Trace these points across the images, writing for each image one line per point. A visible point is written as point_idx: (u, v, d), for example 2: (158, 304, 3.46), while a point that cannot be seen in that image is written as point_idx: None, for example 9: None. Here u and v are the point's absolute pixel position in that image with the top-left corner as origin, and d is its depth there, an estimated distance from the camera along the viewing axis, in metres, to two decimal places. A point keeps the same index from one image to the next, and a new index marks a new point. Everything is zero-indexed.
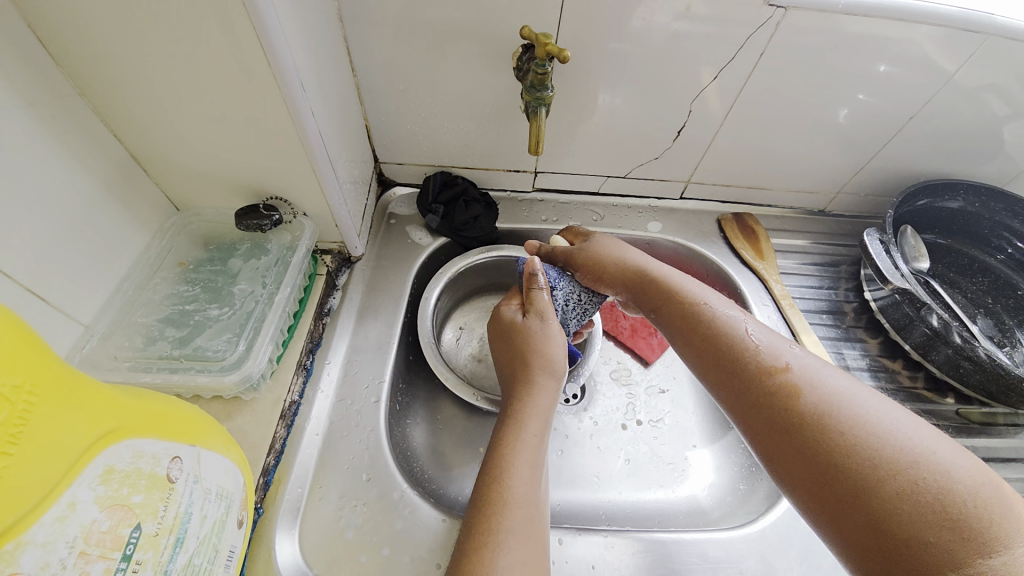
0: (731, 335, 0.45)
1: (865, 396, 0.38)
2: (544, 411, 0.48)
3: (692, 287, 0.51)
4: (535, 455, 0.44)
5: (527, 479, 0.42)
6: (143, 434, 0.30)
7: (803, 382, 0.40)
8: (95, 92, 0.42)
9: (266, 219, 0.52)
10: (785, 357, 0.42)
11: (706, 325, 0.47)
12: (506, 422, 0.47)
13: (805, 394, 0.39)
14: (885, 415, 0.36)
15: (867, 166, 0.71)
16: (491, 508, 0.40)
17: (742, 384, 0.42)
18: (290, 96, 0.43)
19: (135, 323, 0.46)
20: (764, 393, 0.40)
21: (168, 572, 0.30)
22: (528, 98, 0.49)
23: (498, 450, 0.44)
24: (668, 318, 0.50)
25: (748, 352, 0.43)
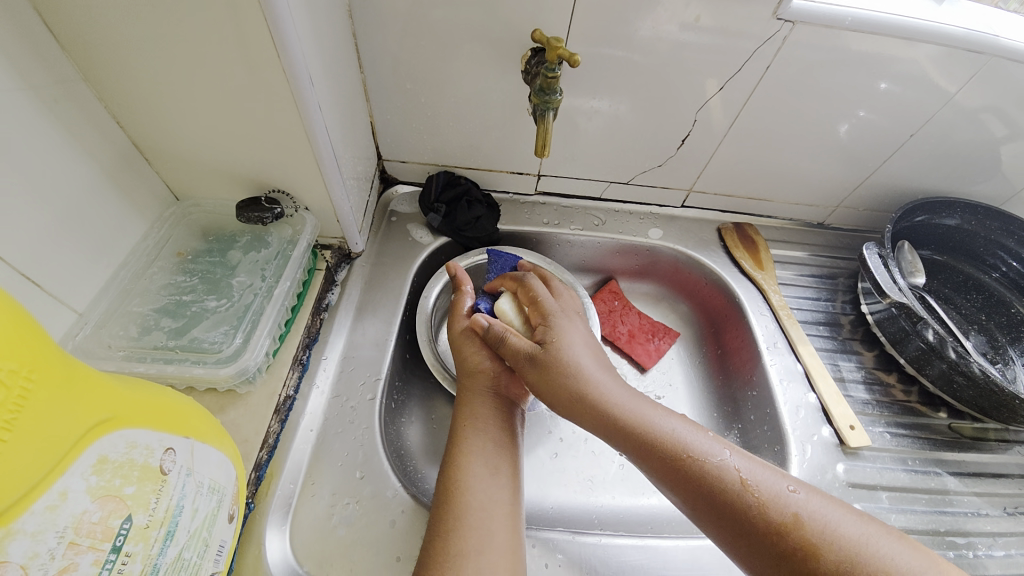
0: (727, 486, 0.40)
1: (875, 533, 0.37)
2: (479, 453, 0.46)
3: (658, 421, 0.45)
4: (485, 472, 0.45)
5: (488, 488, 0.44)
6: (137, 424, 0.29)
7: (795, 510, 0.38)
8: (99, 78, 0.42)
9: (268, 212, 0.52)
10: (797, 507, 0.38)
11: (703, 486, 0.41)
12: (454, 439, 0.48)
13: (834, 554, 0.35)
14: (903, 555, 0.35)
15: (867, 182, 0.72)
16: (449, 528, 0.41)
17: (762, 551, 0.38)
18: (297, 89, 0.43)
19: (131, 312, 0.46)
20: (753, 527, 0.38)
21: (157, 565, 0.30)
22: (536, 101, 0.49)
23: (451, 478, 0.45)
24: (653, 471, 0.43)
25: (754, 508, 0.39)
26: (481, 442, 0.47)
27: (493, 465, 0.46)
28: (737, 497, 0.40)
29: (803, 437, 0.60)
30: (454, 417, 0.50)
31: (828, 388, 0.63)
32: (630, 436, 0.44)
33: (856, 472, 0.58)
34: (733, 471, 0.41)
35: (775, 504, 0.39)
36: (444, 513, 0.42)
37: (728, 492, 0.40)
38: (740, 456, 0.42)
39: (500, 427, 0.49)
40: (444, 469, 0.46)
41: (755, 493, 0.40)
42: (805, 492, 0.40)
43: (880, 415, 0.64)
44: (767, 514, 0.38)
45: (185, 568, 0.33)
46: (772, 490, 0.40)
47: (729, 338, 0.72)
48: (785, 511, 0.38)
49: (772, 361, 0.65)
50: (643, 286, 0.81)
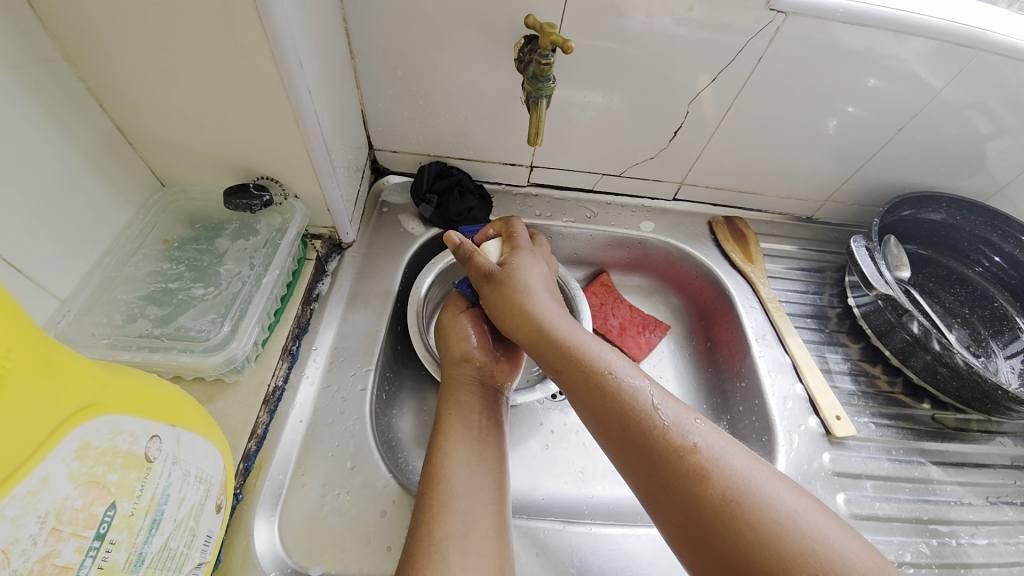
0: (637, 410, 0.40)
1: (765, 474, 0.37)
2: (462, 441, 0.46)
3: (593, 349, 0.45)
4: (473, 461, 0.45)
5: (473, 474, 0.44)
6: (121, 411, 0.29)
7: (692, 440, 0.38)
8: (81, 58, 0.41)
9: (256, 199, 0.51)
10: (693, 437, 0.38)
11: (613, 411, 0.41)
12: (438, 428, 0.48)
13: (712, 483, 0.36)
14: (787, 499, 0.35)
15: (855, 176, 0.73)
16: (427, 517, 0.41)
17: (651, 472, 0.38)
18: (287, 73, 0.42)
19: (116, 300, 0.45)
20: (647, 444, 0.39)
21: (143, 554, 0.29)
22: (530, 89, 0.49)
23: (434, 465, 0.45)
24: (575, 390, 0.44)
25: (657, 432, 0.39)
26: (465, 428, 0.47)
27: (477, 450, 0.46)
28: (640, 424, 0.40)
29: (791, 427, 0.60)
30: (440, 404, 0.50)
31: (815, 379, 0.63)
32: (559, 354, 0.46)
33: (842, 462, 0.59)
34: (643, 400, 0.41)
35: (675, 431, 0.39)
36: (429, 501, 0.42)
37: (633, 416, 0.40)
38: (659, 391, 0.42)
39: (483, 413, 0.49)
40: (430, 454, 0.46)
41: (660, 417, 0.40)
42: (709, 429, 0.39)
43: (866, 406, 0.65)
44: (661, 442, 0.39)
45: (172, 557, 0.32)
46: (677, 421, 0.40)
47: (718, 330, 0.73)
48: (679, 439, 0.38)
49: (761, 352, 0.66)
50: (634, 279, 0.81)
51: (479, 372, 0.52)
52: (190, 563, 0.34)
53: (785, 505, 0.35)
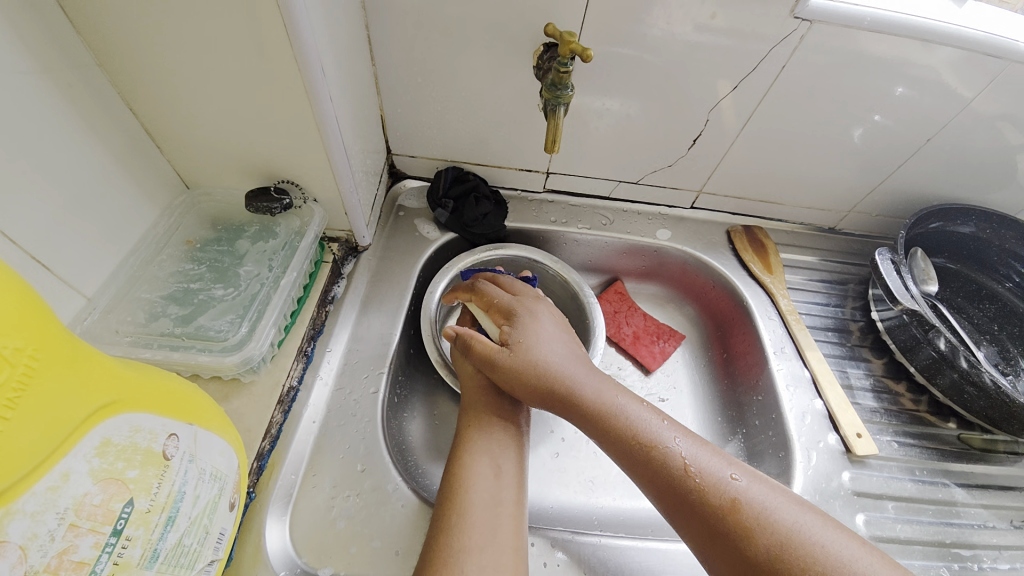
0: (676, 466, 0.41)
1: (808, 515, 0.38)
2: (484, 452, 0.46)
3: (619, 404, 0.46)
4: (492, 475, 0.45)
5: (490, 486, 0.44)
6: (140, 408, 0.29)
7: (742, 500, 0.39)
8: (112, 63, 0.42)
9: (276, 202, 0.52)
10: (737, 491, 0.39)
11: (654, 468, 0.42)
12: (460, 439, 0.48)
13: (767, 538, 0.36)
14: (843, 545, 0.36)
15: (880, 187, 0.71)
16: (446, 531, 0.41)
17: (706, 534, 0.39)
18: (310, 80, 0.42)
19: (139, 298, 0.46)
20: (704, 514, 0.39)
21: (157, 550, 0.30)
22: (548, 96, 0.49)
23: (453, 478, 0.45)
24: (613, 450, 0.44)
25: (703, 494, 0.39)
26: (486, 441, 0.47)
27: (497, 466, 0.46)
28: (686, 483, 0.40)
29: (809, 443, 0.59)
30: (460, 424, 0.50)
31: (835, 395, 0.62)
32: (596, 424, 0.45)
33: (862, 481, 0.57)
34: (680, 458, 0.42)
35: (718, 487, 0.39)
36: (446, 513, 0.42)
37: (676, 480, 0.41)
38: (690, 442, 0.43)
39: (503, 427, 0.49)
40: (449, 466, 0.46)
41: (700, 478, 0.40)
42: (747, 478, 0.40)
43: (888, 423, 0.63)
44: (709, 501, 0.39)
45: (185, 554, 0.33)
46: (716, 472, 0.40)
47: (735, 341, 0.72)
48: (725, 496, 0.39)
49: (779, 365, 0.65)
50: (649, 287, 0.80)
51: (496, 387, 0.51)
52: (202, 560, 0.35)
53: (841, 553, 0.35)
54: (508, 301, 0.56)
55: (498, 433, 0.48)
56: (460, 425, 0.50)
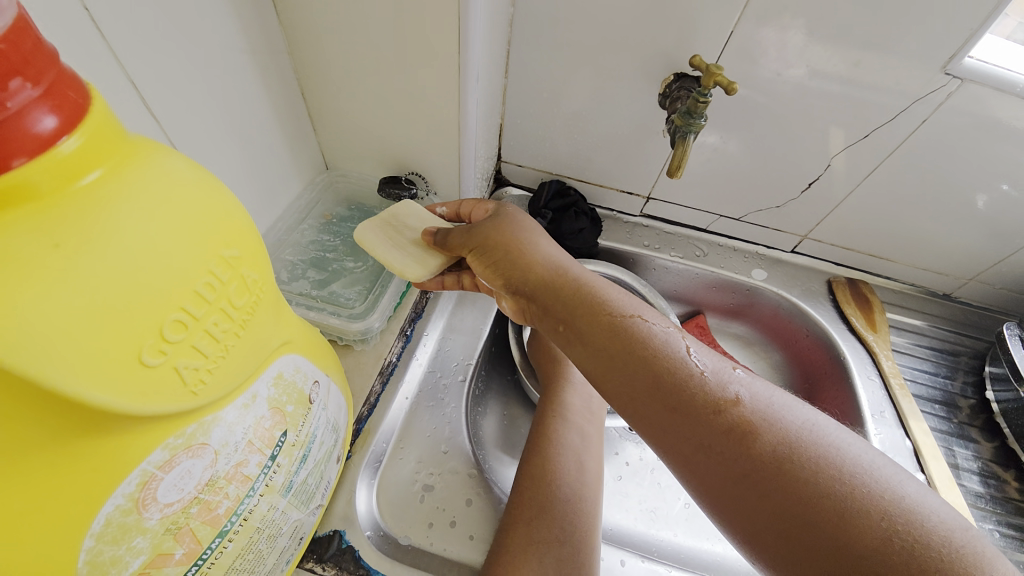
0: (744, 389, 0.33)
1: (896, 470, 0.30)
2: (567, 446, 0.48)
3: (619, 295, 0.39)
4: (574, 459, 0.47)
5: (568, 468, 0.46)
6: (302, 353, 0.33)
7: (754, 410, 0.32)
8: (301, 53, 0.49)
9: (406, 191, 0.56)
10: (841, 448, 0.31)
11: (634, 361, 0.35)
12: (539, 433, 0.49)
13: (862, 493, 0.28)
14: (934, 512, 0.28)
15: (1011, 258, 0.65)
16: (519, 511, 0.43)
17: (759, 467, 0.30)
18: (464, 85, 0.47)
19: (283, 260, 0.51)
20: (706, 411, 0.32)
21: (291, 482, 0.33)
22: (679, 122, 0.50)
23: (531, 471, 0.46)
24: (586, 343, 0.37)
25: (689, 383, 0.33)
26: (568, 434, 0.49)
27: (579, 461, 0.47)
28: (674, 374, 0.34)
29: None
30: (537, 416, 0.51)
31: (939, 471, 0.57)
32: (567, 292, 0.40)
33: None
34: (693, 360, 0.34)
35: (760, 410, 0.32)
36: (519, 496, 0.44)
37: (667, 369, 0.34)
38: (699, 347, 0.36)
39: (584, 420, 0.51)
40: (529, 456, 0.48)
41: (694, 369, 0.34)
42: (761, 386, 0.34)
43: (992, 512, 0.57)
44: (796, 438, 0.31)
45: (304, 492, 0.36)
46: (790, 411, 0.32)
47: (825, 397, 0.68)
48: (726, 395, 0.32)
49: (877, 431, 0.60)
50: (734, 326, 0.79)
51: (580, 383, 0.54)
52: (313, 501, 0.38)
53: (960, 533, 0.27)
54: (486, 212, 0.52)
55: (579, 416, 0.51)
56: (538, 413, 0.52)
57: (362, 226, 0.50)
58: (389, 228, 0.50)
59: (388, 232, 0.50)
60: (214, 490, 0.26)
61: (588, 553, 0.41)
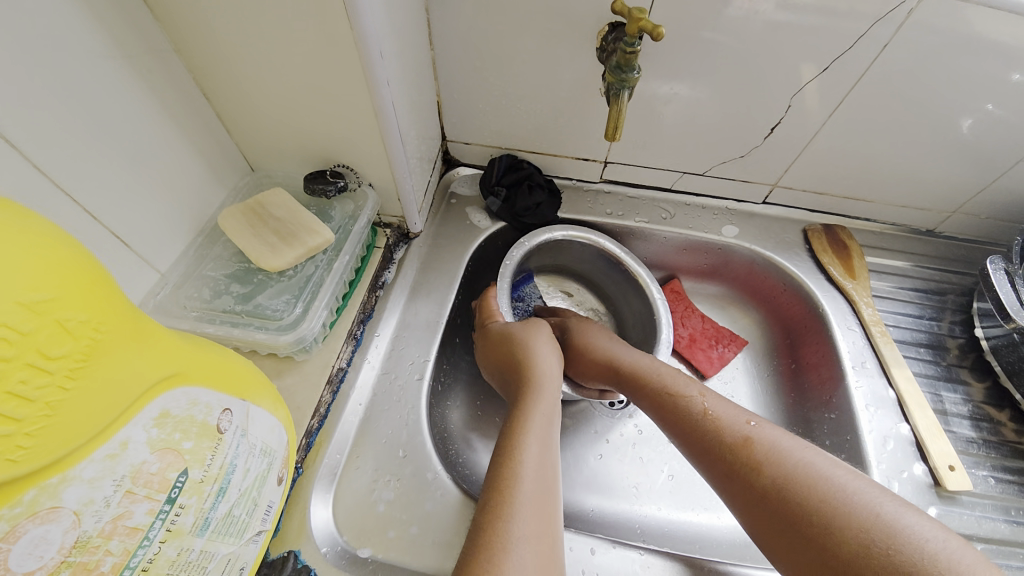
0: (759, 438, 0.41)
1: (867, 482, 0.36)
2: (533, 438, 0.46)
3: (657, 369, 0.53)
4: (539, 452, 0.45)
5: (536, 458, 0.44)
6: (199, 383, 0.31)
7: (761, 449, 0.40)
8: (188, 48, 0.44)
9: (331, 184, 0.52)
10: (849, 488, 0.36)
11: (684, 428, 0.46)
12: (506, 431, 0.47)
13: (847, 512, 0.34)
14: (893, 509, 0.34)
15: (994, 185, 0.60)
16: (495, 508, 0.40)
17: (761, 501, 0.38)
18: (368, 63, 0.42)
19: (205, 275, 0.47)
20: (725, 454, 0.42)
21: (208, 519, 0.31)
22: (611, 79, 0.46)
23: (499, 468, 0.43)
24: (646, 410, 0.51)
25: (712, 436, 0.43)
26: (538, 429, 0.47)
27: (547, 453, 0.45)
28: (713, 434, 0.44)
29: (890, 472, 0.52)
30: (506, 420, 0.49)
31: (925, 419, 0.55)
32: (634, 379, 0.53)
33: (951, 519, 0.50)
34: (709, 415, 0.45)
35: (771, 454, 0.40)
36: (496, 494, 0.41)
37: (699, 429, 0.45)
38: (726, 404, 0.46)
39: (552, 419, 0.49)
40: (496, 455, 0.45)
41: (711, 421, 0.44)
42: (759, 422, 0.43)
43: (986, 457, 0.55)
44: (778, 471, 0.39)
45: (233, 524, 0.34)
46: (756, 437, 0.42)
47: (806, 351, 0.66)
48: (738, 434, 0.42)
49: (858, 382, 0.58)
50: (709, 287, 0.75)
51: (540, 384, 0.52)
52: (250, 530, 0.36)
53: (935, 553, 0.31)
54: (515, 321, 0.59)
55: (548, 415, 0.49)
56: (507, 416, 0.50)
57: (227, 212, 0.48)
58: (253, 213, 0.48)
59: (252, 218, 0.48)
60: (89, 549, 0.24)
61: (551, 544, 0.39)
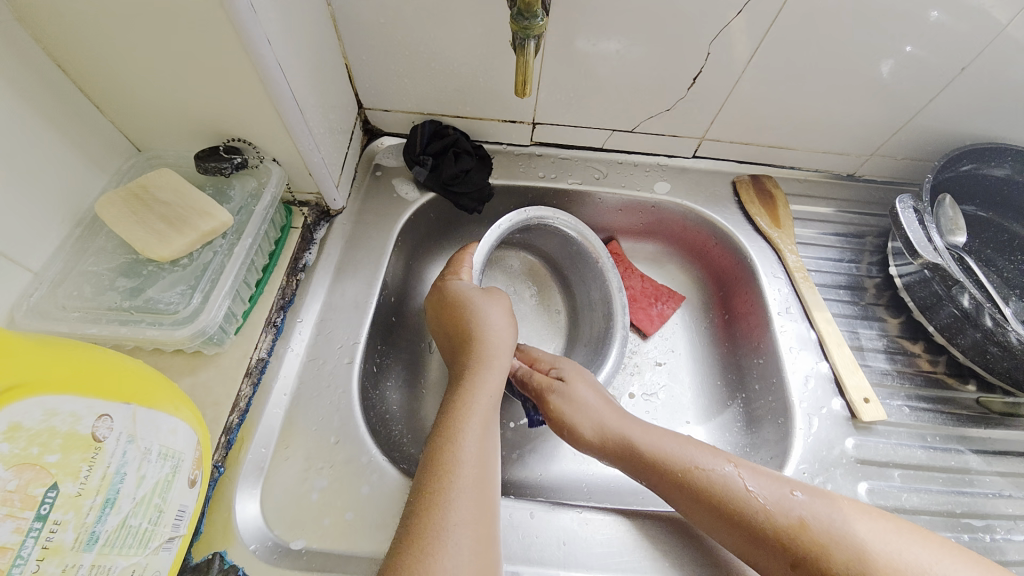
0: (809, 521, 0.41)
1: (870, 524, 0.40)
2: (473, 420, 0.45)
3: (675, 447, 0.47)
4: (480, 433, 0.44)
5: (477, 440, 0.43)
6: (62, 390, 0.28)
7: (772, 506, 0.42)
8: (30, 16, 0.37)
9: (227, 162, 0.48)
10: (861, 540, 0.39)
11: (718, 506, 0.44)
12: (444, 411, 0.46)
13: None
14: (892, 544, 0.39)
15: (907, 126, 0.62)
16: (430, 496, 0.39)
17: (770, 541, 0.41)
18: (239, 20, 0.38)
19: (87, 271, 0.43)
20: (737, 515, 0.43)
21: (96, 532, 0.29)
22: (514, 28, 0.44)
23: (435, 453, 0.42)
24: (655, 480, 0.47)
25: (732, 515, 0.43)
26: (479, 412, 0.45)
27: (484, 423, 0.45)
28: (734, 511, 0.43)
29: (811, 409, 0.55)
30: (444, 400, 0.48)
31: (843, 357, 0.57)
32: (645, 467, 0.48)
33: (866, 448, 0.54)
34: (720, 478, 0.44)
35: (772, 506, 0.42)
36: (431, 481, 0.40)
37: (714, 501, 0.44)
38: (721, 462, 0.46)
39: (495, 396, 0.48)
40: (431, 439, 0.44)
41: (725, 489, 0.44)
42: (740, 469, 0.45)
43: (901, 387, 0.58)
44: (807, 533, 0.40)
45: (133, 534, 0.32)
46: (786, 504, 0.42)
47: (738, 301, 0.67)
48: (735, 501, 0.43)
49: (784, 327, 0.60)
50: (647, 246, 0.76)
51: (480, 359, 0.50)
52: (157, 539, 0.34)
53: (922, 573, 0.37)
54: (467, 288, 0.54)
55: (493, 394, 0.47)
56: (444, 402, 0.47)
57: (104, 199, 0.43)
58: (135, 199, 0.44)
59: (134, 204, 0.43)
60: None
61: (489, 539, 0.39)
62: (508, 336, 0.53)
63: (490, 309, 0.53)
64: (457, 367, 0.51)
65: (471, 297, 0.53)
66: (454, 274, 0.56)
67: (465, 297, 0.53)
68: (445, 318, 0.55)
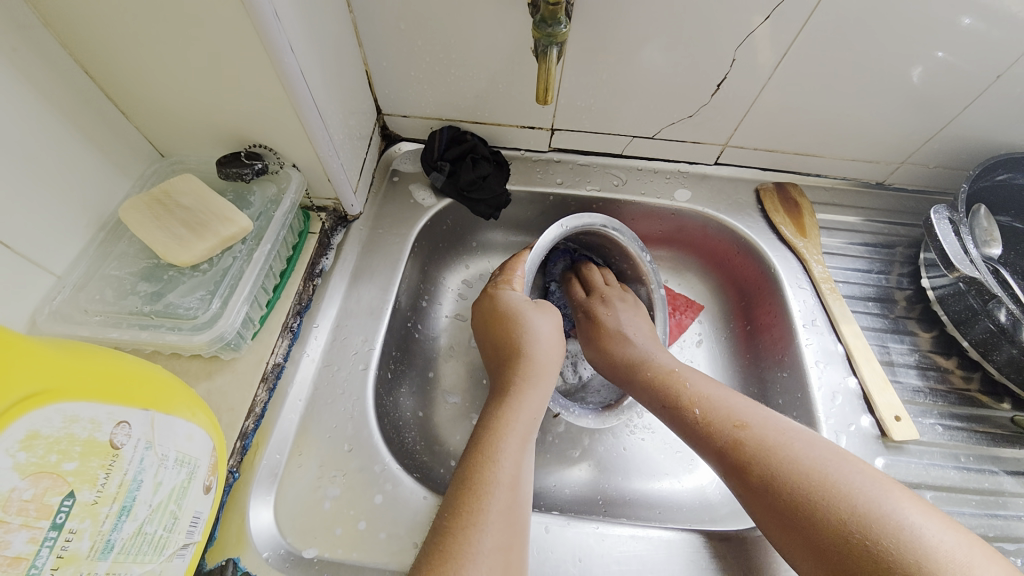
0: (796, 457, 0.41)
1: (837, 463, 0.40)
2: (512, 437, 0.44)
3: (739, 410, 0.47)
4: (518, 453, 0.43)
5: (515, 462, 0.42)
6: (82, 396, 0.28)
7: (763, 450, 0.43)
8: (60, 23, 0.38)
9: (248, 167, 0.48)
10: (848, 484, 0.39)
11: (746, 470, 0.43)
12: (484, 425, 0.45)
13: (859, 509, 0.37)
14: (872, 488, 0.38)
15: (942, 133, 0.60)
16: (459, 512, 0.38)
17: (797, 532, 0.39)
18: (263, 27, 0.38)
19: (109, 275, 0.43)
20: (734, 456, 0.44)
21: (111, 541, 0.29)
22: (537, 35, 0.44)
23: (469, 474, 0.41)
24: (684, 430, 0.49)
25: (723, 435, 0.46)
26: (520, 431, 0.45)
27: (525, 440, 0.44)
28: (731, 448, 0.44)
29: (838, 427, 0.53)
30: (484, 415, 0.47)
31: (872, 373, 0.55)
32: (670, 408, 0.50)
33: (897, 469, 0.51)
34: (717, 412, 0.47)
35: (775, 458, 0.42)
36: (462, 499, 0.39)
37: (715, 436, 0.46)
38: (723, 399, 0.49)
39: (537, 411, 0.47)
40: (467, 456, 0.43)
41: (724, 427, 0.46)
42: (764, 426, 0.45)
43: (934, 405, 0.56)
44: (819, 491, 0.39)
45: (148, 542, 0.32)
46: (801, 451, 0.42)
47: (760, 312, 0.66)
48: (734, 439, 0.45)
49: (808, 339, 0.58)
50: (666, 253, 0.75)
51: (526, 370, 0.50)
52: (171, 546, 0.34)
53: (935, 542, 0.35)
54: (517, 297, 0.54)
55: (535, 413, 0.47)
56: (484, 415, 0.47)
57: (127, 203, 0.43)
58: (158, 204, 0.44)
59: (157, 209, 0.44)
60: None
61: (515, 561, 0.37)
62: (556, 350, 0.53)
63: (536, 318, 0.53)
64: (501, 380, 0.50)
65: (525, 306, 0.53)
66: (505, 282, 0.56)
67: (517, 308, 0.53)
68: (488, 331, 0.55)
